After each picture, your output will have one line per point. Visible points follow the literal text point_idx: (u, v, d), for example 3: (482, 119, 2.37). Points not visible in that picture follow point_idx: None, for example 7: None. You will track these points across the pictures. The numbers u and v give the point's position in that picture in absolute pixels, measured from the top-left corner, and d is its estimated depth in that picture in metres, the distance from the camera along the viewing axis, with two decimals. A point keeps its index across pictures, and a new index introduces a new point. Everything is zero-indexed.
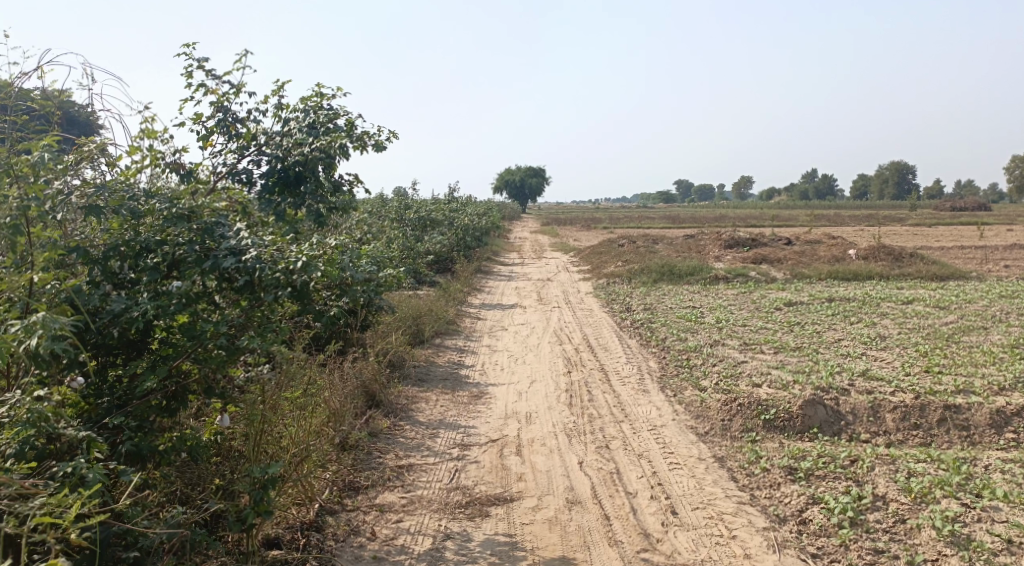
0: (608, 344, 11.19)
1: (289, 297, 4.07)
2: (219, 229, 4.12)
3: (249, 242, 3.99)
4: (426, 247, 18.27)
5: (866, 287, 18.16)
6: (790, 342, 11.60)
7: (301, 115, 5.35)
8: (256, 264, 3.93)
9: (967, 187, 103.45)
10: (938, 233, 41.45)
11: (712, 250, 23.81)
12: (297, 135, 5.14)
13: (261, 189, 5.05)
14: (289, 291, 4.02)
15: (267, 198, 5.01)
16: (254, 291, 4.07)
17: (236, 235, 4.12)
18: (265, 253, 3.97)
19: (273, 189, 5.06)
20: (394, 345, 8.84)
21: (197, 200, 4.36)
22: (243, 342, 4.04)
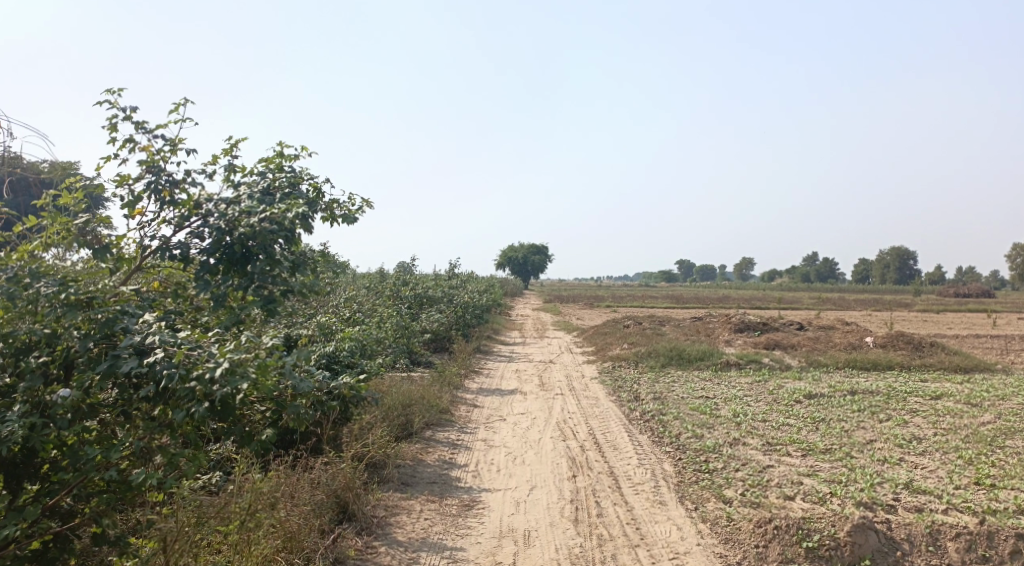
0: (617, 440, 10.11)
1: (206, 411, 3.92)
2: (121, 322, 4.08)
3: (156, 340, 3.97)
4: (422, 326, 17.33)
5: (889, 378, 17.02)
6: (818, 442, 10.49)
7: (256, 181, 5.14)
8: (161, 367, 3.88)
9: (970, 275, 103.18)
10: (950, 320, 40.40)
11: (722, 334, 22.84)
12: (244, 204, 4.81)
13: (202, 267, 4.66)
14: (207, 407, 3.90)
15: (206, 279, 4.62)
16: (166, 400, 3.99)
17: (142, 328, 4.11)
18: (173, 354, 3.93)
19: (216, 267, 4.66)
20: (377, 444, 7.89)
21: (102, 291, 4.31)
22: (136, 476, 4.02)
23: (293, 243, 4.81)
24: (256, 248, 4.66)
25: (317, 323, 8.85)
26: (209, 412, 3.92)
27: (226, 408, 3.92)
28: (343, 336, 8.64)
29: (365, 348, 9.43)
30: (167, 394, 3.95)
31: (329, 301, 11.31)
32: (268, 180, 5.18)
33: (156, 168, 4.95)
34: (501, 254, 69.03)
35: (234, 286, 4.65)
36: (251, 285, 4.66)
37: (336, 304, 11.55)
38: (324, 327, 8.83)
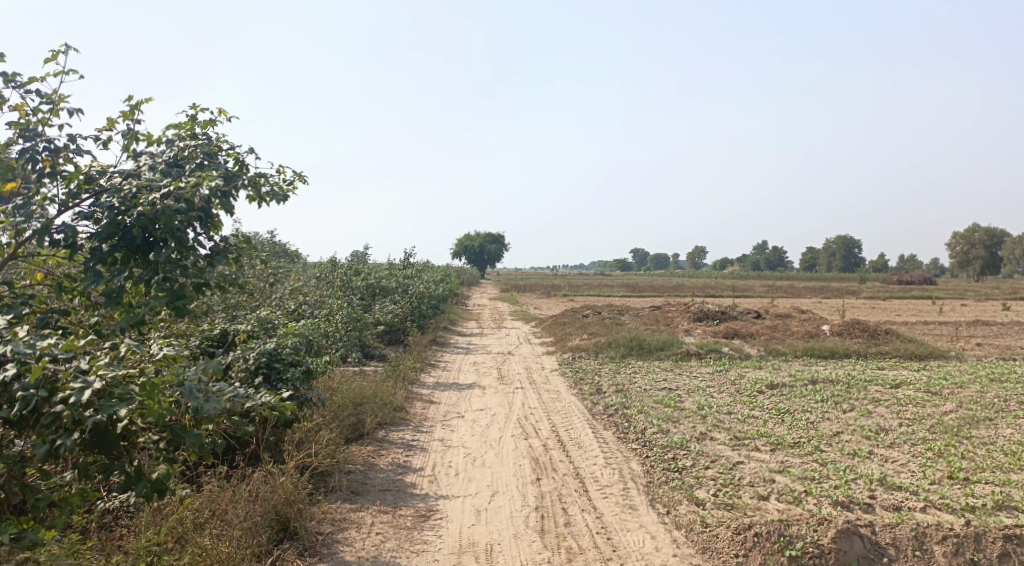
0: (581, 438, 9.66)
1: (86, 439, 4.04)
2: None
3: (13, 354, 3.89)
4: (375, 318, 16.67)
5: (849, 367, 16.90)
6: (786, 435, 10.17)
7: (163, 156, 5.22)
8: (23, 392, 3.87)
9: (912, 262, 105.81)
10: (898, 307, 41.04)
11: (681, 323, 22.59)
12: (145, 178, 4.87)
13: (95, 251, 4.73)
14: (79, 438, 4.00)
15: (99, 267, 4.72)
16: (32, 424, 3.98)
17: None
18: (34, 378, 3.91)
19: (113, 254, 4.76)
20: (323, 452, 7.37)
21: None
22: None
23: (208, 229, 4.99)
24: (158, 233, 4.74)
25: (257, 320, 8.23)
26: (82, 443, 4.06)
27: (105, 440, 4.06)
28: (288, 334, 8.04)
29: (312, 345, 8.83)
30: (33, 419, 3.94)
31: (270, 297, 10.65)
32: (174, 151, 5.23)
33: (31, 135, 4.96)
34: (457, 244, 68.31)
35: (130, 276, 4.73)
36: (154, 274, 4.74)
37: (281, 298, 10.89)
38: (265, 325, 8.21)
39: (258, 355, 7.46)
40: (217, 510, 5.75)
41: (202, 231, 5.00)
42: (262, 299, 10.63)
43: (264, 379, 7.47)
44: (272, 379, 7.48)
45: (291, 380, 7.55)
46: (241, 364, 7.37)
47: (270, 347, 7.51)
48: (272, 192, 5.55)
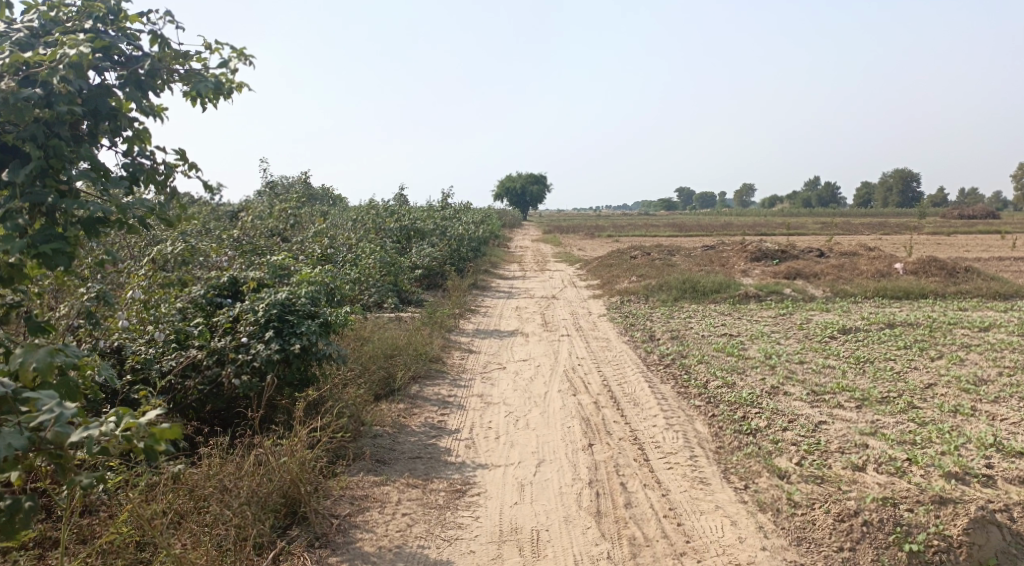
0: (637, 394, 8.57)
1: None
2: None
3: None
4: (410, 262, 15.69)
5: (927, 309, 15.42)
6: (872, 390, 8.95)
7: (37, 27, 4.15)
8: None
9: (973, 196, 101.28)
10: (963, 243, 38.68)
11: (737, 262, 21.23)
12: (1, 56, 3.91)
13: None
14: None
15: None
16: None
17: None
18: None
19: None
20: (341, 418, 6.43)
21: None
22: None
23: (141, 141, 4.27)
24: (19, 139, 3.82)
25: (268, 267, 7.14)
26: None
27: None
28: (303, 282, 6.92)
29: (333, 296, 7.75)
30: None
31: (289, 243, 9.65)
32: (48, 18, 4.16)
33: None
34: (499, 185, 66.89)
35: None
36: (14, 199, 3.79)
37: (301, 242, 9.91)
38: (277, 272, 7.14)
39: (269, 307, 6.36)
40: (219, 488, 4.88)
41: (110, 144, 4.20)
42: (280, 247, 9.63)
43: (275, 333, 6.36)
44: (283, 334, 6.34)
45: (306, 334, 6.39)
46: (250, 317, 6.28)
47: (283, 297, 6.40)
48: (202, 78, 4.36)
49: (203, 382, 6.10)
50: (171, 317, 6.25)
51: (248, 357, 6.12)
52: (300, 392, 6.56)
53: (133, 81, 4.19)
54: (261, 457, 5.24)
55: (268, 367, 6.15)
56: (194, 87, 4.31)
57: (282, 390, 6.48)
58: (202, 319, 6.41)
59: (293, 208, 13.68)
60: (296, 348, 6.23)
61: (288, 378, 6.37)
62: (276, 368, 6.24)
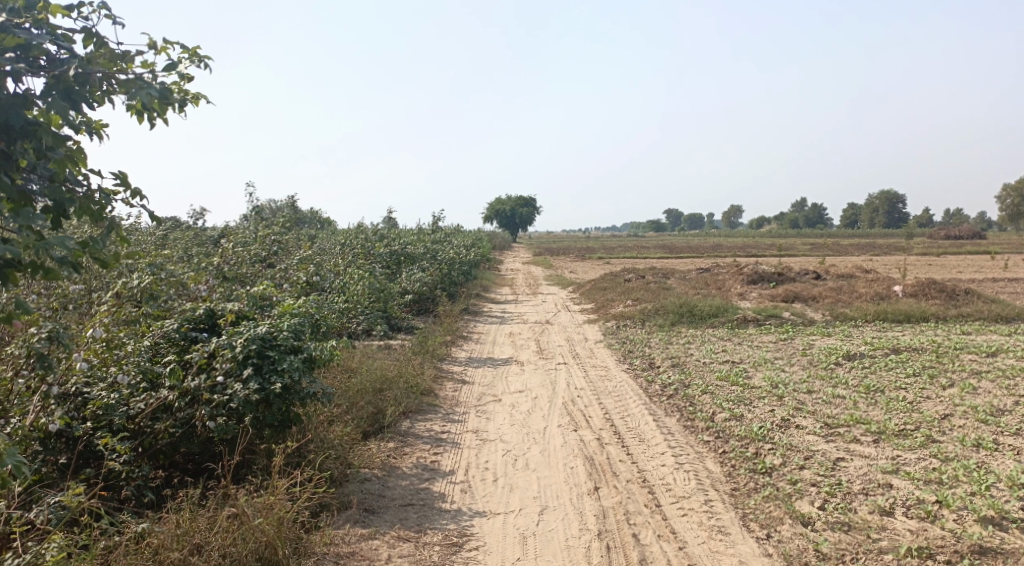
0: (641, 429, 8.10)
1: None
2: None
3: None
4: (399, 288, 15.22)
5: (931, 334, 15.04)
6: (887, 422, 8.51)
7: None
8: None
9: (958, 217, 101.86)
10: (956, 264, 38.45)
11: (733, 285, 20.86)
12: None
13: None
14: None
15: None
16: None
17: None
18: None
19: None
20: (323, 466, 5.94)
21: None
22: None
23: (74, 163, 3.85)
24: None
25: (248, 298, 6.64)
26: None
27: None
28: (286, 314, 6.43)
29: (318, 328, 7.25)
30: None
31: (273, 270, 9.17)
32: None
33: None
34: (489, 207, 66.61)
35: None
36: None
37: (286, 269, 9.44)
38: (257, 304, 6.65)
39: (248, 343, 5.86)
40: (207, 550, 4.54)
41: (33, 169, 3.78)
42: (263, 276, 9.15)
43: (255, 371, 5.85)
44: (263, 371, 5.83)
45: (288, 371, 5.88)
46: (228, 353, 5.77)
47: (263, 331, 5.91)
48: (143, 85, 3.87)
49: (176, 425, 5.60)
50: (140, 353, 5.73)
51: (225, 397, 5.61)
52: (282, 434, 6.05)
53: (62, 89, 3.75)
54: (238, 514, 4.77)
55: (247, 408, 5.64)
56: (135, 95, 3.82)
57: (263, 431, 5.98)
58: (175, 356, 5.92)
59: (279, 233, 13.20)
60: (277, 387, 5.73)
61: (269, 420, 5.86)
62: (256, 408, 5.74)
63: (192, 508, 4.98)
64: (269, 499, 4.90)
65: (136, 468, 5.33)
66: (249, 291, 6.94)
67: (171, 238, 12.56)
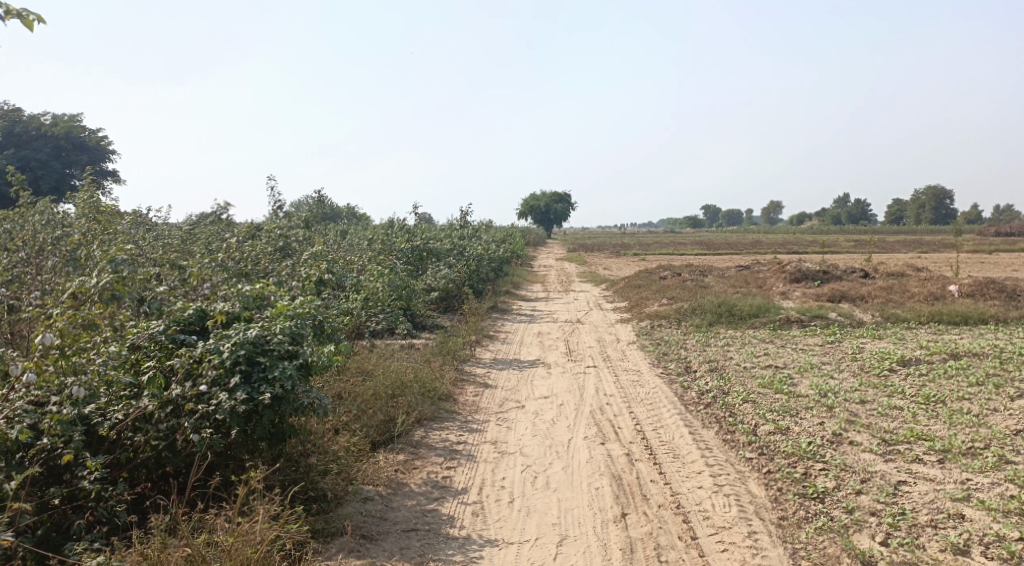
0: (676, 443, 7.34)
1: None
2: None
3: None
4: (423, 284, 14.60)
5: (992, 337, 13.98)
6: (953, 439, 7.64)
7: None
8: None
9: (1008, 213, 98.57)
10: (1011, 262, 36.71)
11: (775, 284, 19.90)
12: None
13: None
14: None
15: None
16: None
17: None
18: None
19: None
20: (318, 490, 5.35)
21: None
22: None
23: None
24: None
25: (240, 297, 6.00)
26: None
27: None
28: (281, 316, 5.78)
29: (320, 331, 6.59)
30: None
31: (281, 267, 8.57)
32: None
33: None
34: (524, 203, 65.86)
35: None
36: None
37: (294, 265, 8.85)
38: (252, 304, 6.01)
39: (236, 348, 5.23)
40: None
41: None
42: (269, 274, 8.57)
43: (244, 379, 5.22)
44: (252, 380, 5.21)
45: (279, 380, 5.23)
46: (213, 359, 5.14)
47: (253, 335, 5.28)
48: None
49: (158, 437, 5.00)
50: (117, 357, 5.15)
51: (209, 408, 4.99)
52: (275, 448, 5.44)
53: None
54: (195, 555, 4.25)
55: (233, 421, 5.02)
56: None
57: (253, 445, 5.37)
58: (158, 361, 5.34)
59: (296, 228, 12.67)
60: (266, 399, 5.08)
61: (258, 434, 5.25)
62: (243, 422, 5.12)
63: (163, 537, 4.41)
64: (236, 537, 4.32)
65: (108, 486, 4.72)
66: (242, 289, 6.31)
67: (185, 234, 12.10)
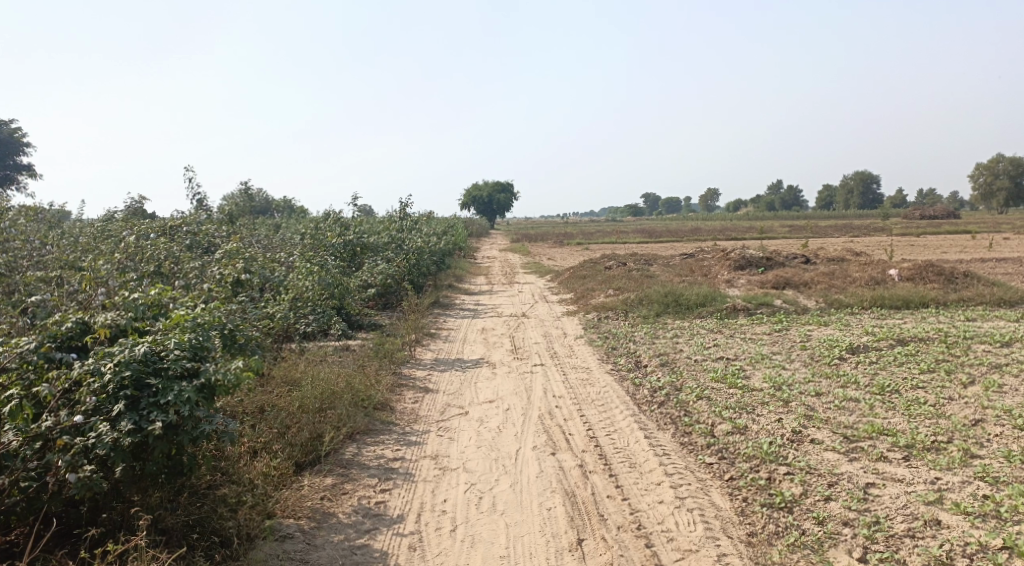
0: (626, 448, 6.87)
1: None
2: None
3: None
4: (358, 281, 13.84)
5: (935, 321, 13.91)
6: (915, 433, 7.30)
7: None
8: None
9: (933, 196, 101.75)
10: (940, 243, 37.49)
11: (720, 272, 19.68)
12: None
13: None
14: None
15: None
16: None
17: None
18: None
19: None
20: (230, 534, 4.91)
21: None
22: None
23: None
24: None
25: (126, 305, 5.27)
26: None
27: None
28: (177, 328, 5.11)
29: (229, 340, 5.87)
30: None
31: (192, 269, 7.77)
32: None
33: None
34: (465, 194, 65.09)
35: None
36: None
37: (209, 266, 8.06)
38: (145, 313, 5.30)
39: (120, 369, 4.59)
40: None
41: None
42: (179, 278, 7.76)
43: (130, 406, 4.61)
44: (140, 407, 4.58)
45: (174, 405, 4.61)
46: (92, 385, 4.51)
47: (140, 354, 4.64)
48: None
49: (28, 478, 4.38)
50: None
51: (88, 442, 4.38)
52: (174, 483, 4.86)
53: None
54: None
55: (118, 456, 4.42)
56: None
57: (148, 481, 4.75)
58: (30, 385, 4.66)
59: (217, 225, 11.77)
60: (158, 428, 4.49)
61: (151, 469, 4.64)
62: (131, 456, 4.52)
63: None
64: None
65: None
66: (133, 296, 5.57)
67: (95, 233, 11.11)
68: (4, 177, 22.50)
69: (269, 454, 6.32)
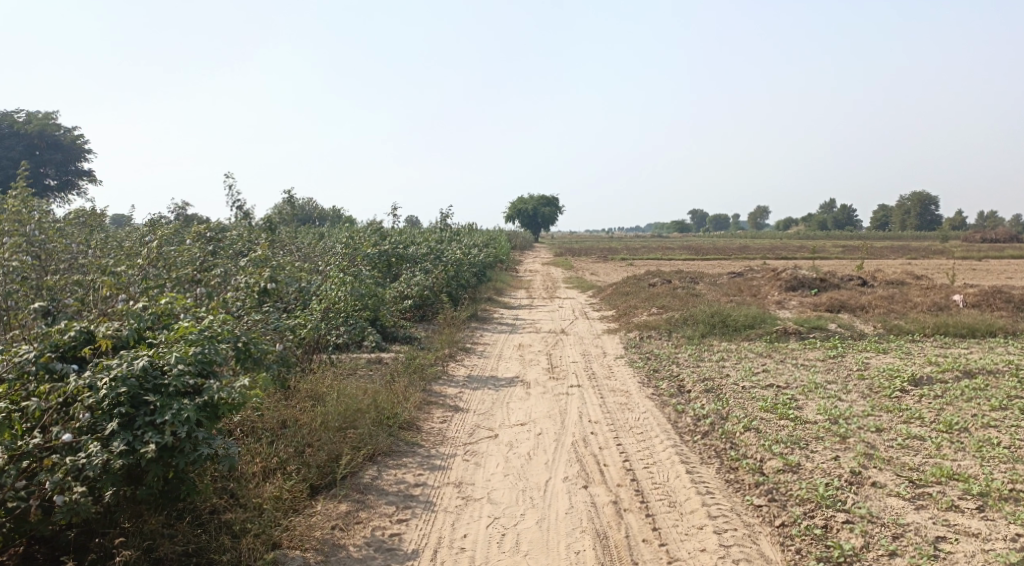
0: (666, 484, 6.31)
1: None
2: None
3: None
4: (394, 292, 13.46)
5: (1004, 352, 13.01)
6: (989, 479, 6.59)
7: None
8: None
9: (993, 219, 98.42)
10: (1002, 269, 35.86)
11: (770, 293, 18.91)
12: None
13: None
14: None
15: None
16: None
17: None
18: None
19: None
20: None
21: None
22: None
23: None
24: None
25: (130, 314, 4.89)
26: None
27: None
28: (182, 340, 4.70)
29: (243, 353, 5.42)
30: None
31: (215, 276, 7.42)
32: None
33: None
34: (511, 207, 64.85)
35: None
36: None
37: (233, 275, 7.71)
38: (151, 322, 4.93)
39: (116, 384, 4.19)
40: None
41: None
42: (200, 285, 7.41)
43: (124, 425, 4.22)
44: (135, 426, 4.19)
45: (171, 426, 4.20)
46: (85, 400, 4.13)
47: (138, 369, 4.24)
48: None
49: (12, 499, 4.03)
50: None
51: (77, 462, 4.00)
52: (171, 508, 4.45)
53: None
54: None
55: (108, 480, 4.04)
56: None
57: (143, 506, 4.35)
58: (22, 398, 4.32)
59: (252, 231, 11.50)
60: (152, 451, 4.08)
61: (145, 494, 4.24)
62: (122, 480, 4.13)
63: None
64: None
65: None
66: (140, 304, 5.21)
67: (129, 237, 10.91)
68: (66, 181, 22.81)
69: (281, 476, 5.88)
